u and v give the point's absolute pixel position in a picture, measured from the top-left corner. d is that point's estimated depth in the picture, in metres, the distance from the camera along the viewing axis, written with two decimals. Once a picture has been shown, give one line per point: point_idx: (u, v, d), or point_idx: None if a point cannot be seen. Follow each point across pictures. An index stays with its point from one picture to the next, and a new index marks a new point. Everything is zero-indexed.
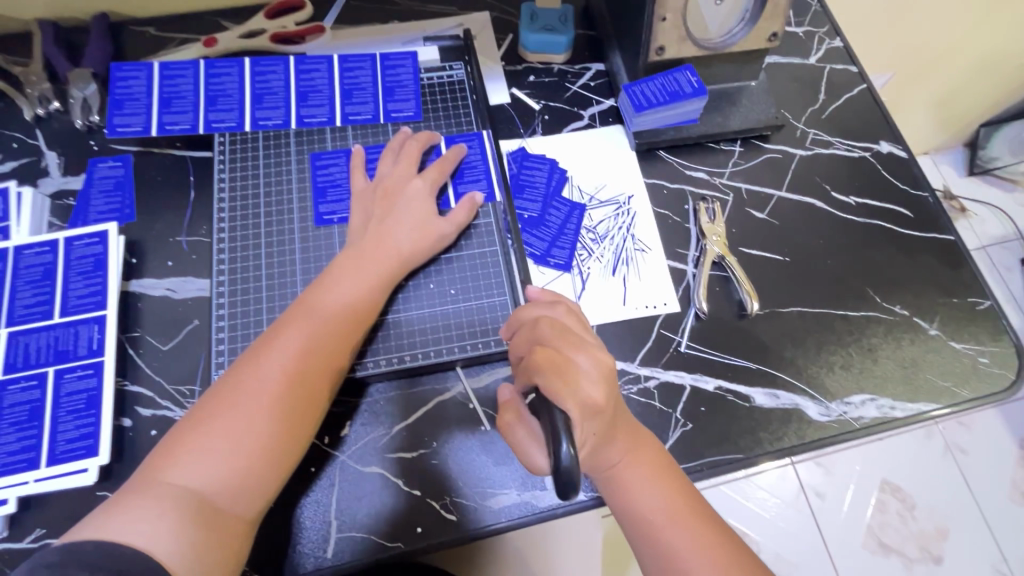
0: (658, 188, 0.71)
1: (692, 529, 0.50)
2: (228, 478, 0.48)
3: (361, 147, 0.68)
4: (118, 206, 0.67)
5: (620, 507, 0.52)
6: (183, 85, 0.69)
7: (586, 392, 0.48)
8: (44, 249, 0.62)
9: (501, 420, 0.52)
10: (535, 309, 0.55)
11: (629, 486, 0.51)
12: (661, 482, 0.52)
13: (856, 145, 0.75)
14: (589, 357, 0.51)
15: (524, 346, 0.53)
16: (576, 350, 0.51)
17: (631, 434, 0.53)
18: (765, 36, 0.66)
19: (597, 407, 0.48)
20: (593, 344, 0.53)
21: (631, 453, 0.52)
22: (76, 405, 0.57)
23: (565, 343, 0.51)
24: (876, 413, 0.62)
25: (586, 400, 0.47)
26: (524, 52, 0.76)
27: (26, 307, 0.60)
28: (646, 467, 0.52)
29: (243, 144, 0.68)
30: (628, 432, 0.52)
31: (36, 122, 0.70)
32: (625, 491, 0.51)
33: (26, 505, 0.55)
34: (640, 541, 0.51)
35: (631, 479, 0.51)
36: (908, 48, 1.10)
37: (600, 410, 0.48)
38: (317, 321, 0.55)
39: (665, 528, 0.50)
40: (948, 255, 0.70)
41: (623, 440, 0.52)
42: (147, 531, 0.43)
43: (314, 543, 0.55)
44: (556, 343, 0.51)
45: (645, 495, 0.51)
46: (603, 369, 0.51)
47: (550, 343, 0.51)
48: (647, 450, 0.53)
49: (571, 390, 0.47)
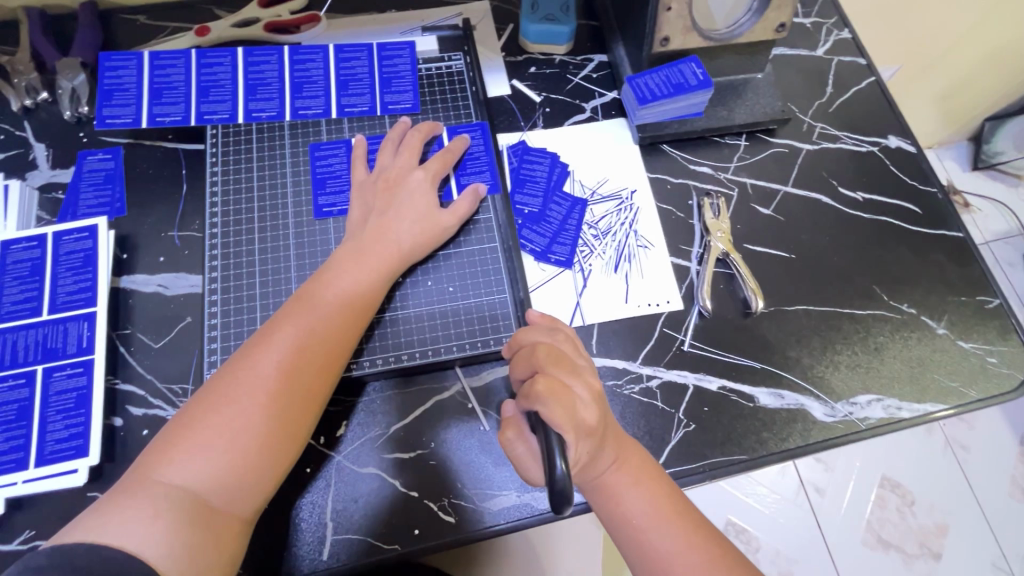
0: (661, 183, 0.70)
1: (680, 531, 0.49)
2: (223, 477, 0.46)
3: (363, 138, 0.66)
4: (108, 200, 0.65)
5: (606, 512, 0.51)
6: (174, 75, 0.67)
7: (580, 415, 0.47)
8: (33, 244, 0.61)
9: (501, 436, 0.51)
10: (534, 334, 0.54)
11: (615, 491, 0.50)
12: (647, 485, 0.51)
13: (864, 139, 0.73)
14: (584, 383, 0.50)
15: (522, 370, 0.52)
16: (573, 377, 0.50)
17: (618, 442, 0.51)
18: (772, 27, 0.65)
19: (591, 431, 0.47)
20: (586, 369, 0.52)
21: (618, 459, 0.51)
22: (65, 405, 0.55)
23: (561, 369, 0.50)
24: (882, 413, 0.61)
25: (580, 421, 0.47)
26: (525, 42, 0.74)
27: (13, 304, 0.58)
28: (633, 471, 0.51)
29: (236, 136, 0.66)
30: (617, 440, 0.51)
31: (24, 113, 0.68)
32: (612, 497, 0.50)
33: (15, 506, 0.54)
34: (629, 546, 0.50)
35: (617, 485, 0.50)
36: (915, 40, 1.08)
37: (594, 432, 0.47)
38: (316, 316, 0.53)
39: (654, 532, 0.49)
40: (957, 253, 0.69)
41: (612, 449, 0.50)
42: (140, 533, 0.42)
43: (310, 546, 0.54)
44: (553, 370, 0.50)
45: (632, 499, 0.50)
46: (596, 394, 0.50)
47: (547, 370, 0.50)
48: (633, 455, 0.52)
49: (568, 410, 0.46)
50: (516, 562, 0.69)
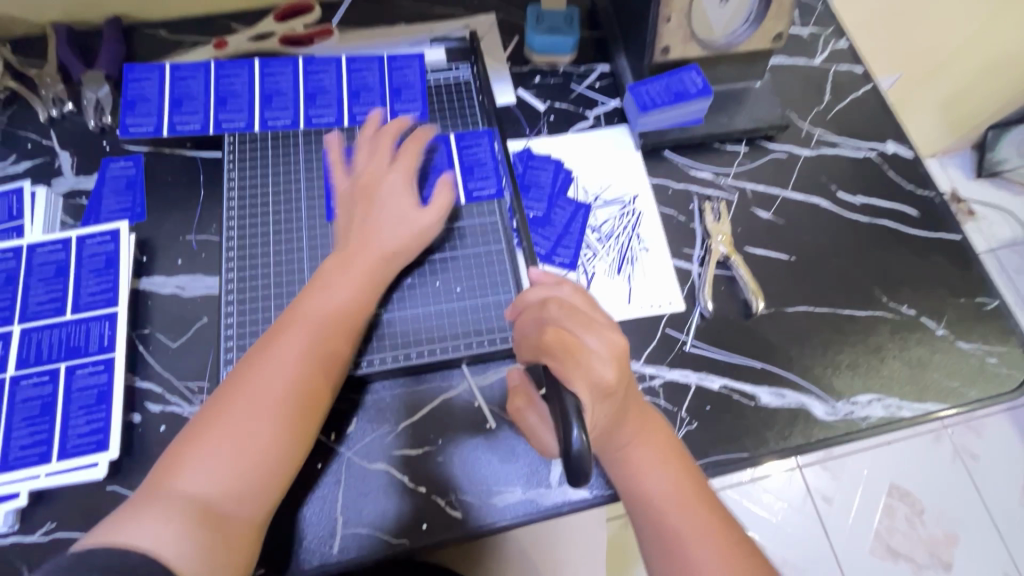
0: (663, 188, 0.72)
1: (701, 517, 0.49)
2: (232, 483, 0.48)
3: (338, 135, 0.67)
4: (129, 205, 0.68)
5: (627, 490, 0.52)
6: (194, 86, 0.70)
7: (598, 376, 0.48)
8: (58, 247, 0.63)
9: (512, 405, 0.53)
10: (541, 290, 0.55)
11: (638, 467, 0.52)
12: (673, 466, 0.52)
13: (862, 145, 0.75)
14: (600, 337, 0.50)
15: (532, 327, 0.53)
16: (586, 330, 0.50)
17: (642, 418, 0.53)
18: (769, 36, 0.67)
19: (607, 391, 0.48)
20: (604, 323, 0.52)
21: (641, 436, 0.52)
22: (87, 401, 0.57)
23: (575, 323, 0.50)
24: (883, 412, 0.62)
25: (598, 381, 0.47)
26: (530, 53, 0.77)
27: (39, 304, 0.61)
28: (657, 451, 0.52)
29: (252, 144, 0.69)
30: (641, 414, 0.53)
31: (51, 123, 0.71)
32: (633, 473, 0.52)
33: (38, 498, 0.56)
34: (644, 526, 0.51)
35: (639, 460, 0.52)
36: (914, 50, 1.10)
37: (611, 391, 0.48)
38: (309, 325, 0.55)
39: (671, 514, 0.50)
40: (956, 255, 0.70)
41: (634, 423, 0.52)
42: (155, 537, 0.43)
43: (320, 539, 0.55)
44: (567, 324, 0.50)
45: (654, 477, 0.51)
46: (616, 353, 0.50)
47: (559, 322, 0.51)
48: (658, 435, 0.53)
49: (583, 369, 0.47)
50: (521, 560, 0.71)
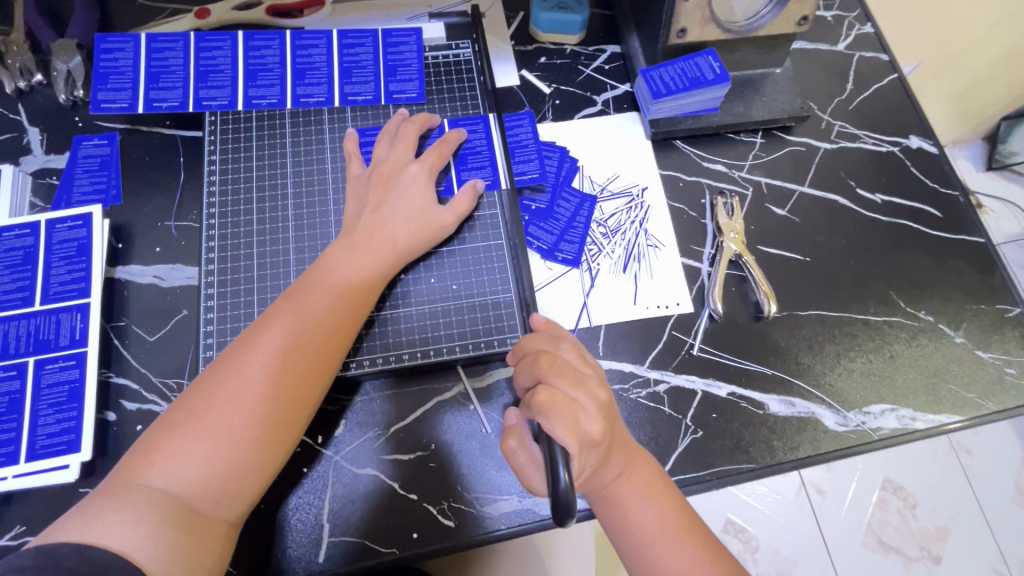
0: (673, 180, 0.68)
1: (689, 549, 0.47)
2: (207, 482, 0.44)
3: (354, 131, 0.64)
4: (103, 187, 0.63)
5: (613, 524, 0.49)
6: (172, 59, 0.65)
7: (584, 428, 0.45)
8: (25, 231, 0.59)
9: (502, 444, 0.49)
10: (539, 342, 0.52)
11: (624, 503, 0.48)
12: (657, 498, 0.49)
13: (884, 139, 0.71)
14: (587, 393, 0.48)
15: (526, 378, 0.50)
16: (575, 386, 0.48)
17: (626, 453, 0.49)
18: (794, 19, 0.62)
19: (596, 441, 0.45)
20: (591, 377, 0.50)
21: (628, 471, 0.49)
22: (57, 399, 0.54)
23: (563, 378, 0.48)
24: (896, 423, 0.59)
25: (585, 433, 0.45)
26: (536, 31, 0.72)
27: (5, 293, 0.57)
28: (643, 484, 0.49)
29: (235, 124, 0.64)
30: (626, 450, 0.49)
31: (18, 95, 0.66)
32: (619, 508, 0.48)
33: (5, 501, 0.53)
34: (633, 558, 0.48)
35: (625, 496, 0.48)
36: (936, 36, 1.05)
37: (599, 442, 0.46)
38: (298, 316, 0.51)
39: (659, 545, 0.47)
40: (978, 258, 0.66)
41: (620, 462, 0.48)
42: (126, 535, 0.40)
43: (304, 548, 0.52)
44: (555, 380, 0.47)
45: (639, 511, 0.48)
46: (602, 404, 0.48)
47: (549, 379, 0.48)
48: (644, 467, 0.50)
49: (572, 424, 0.45)
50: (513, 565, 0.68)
